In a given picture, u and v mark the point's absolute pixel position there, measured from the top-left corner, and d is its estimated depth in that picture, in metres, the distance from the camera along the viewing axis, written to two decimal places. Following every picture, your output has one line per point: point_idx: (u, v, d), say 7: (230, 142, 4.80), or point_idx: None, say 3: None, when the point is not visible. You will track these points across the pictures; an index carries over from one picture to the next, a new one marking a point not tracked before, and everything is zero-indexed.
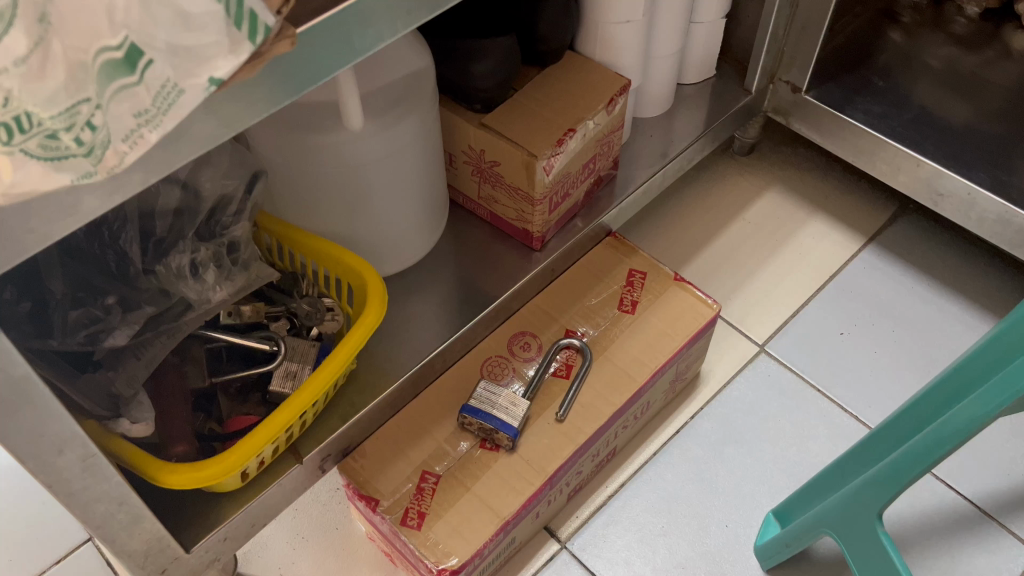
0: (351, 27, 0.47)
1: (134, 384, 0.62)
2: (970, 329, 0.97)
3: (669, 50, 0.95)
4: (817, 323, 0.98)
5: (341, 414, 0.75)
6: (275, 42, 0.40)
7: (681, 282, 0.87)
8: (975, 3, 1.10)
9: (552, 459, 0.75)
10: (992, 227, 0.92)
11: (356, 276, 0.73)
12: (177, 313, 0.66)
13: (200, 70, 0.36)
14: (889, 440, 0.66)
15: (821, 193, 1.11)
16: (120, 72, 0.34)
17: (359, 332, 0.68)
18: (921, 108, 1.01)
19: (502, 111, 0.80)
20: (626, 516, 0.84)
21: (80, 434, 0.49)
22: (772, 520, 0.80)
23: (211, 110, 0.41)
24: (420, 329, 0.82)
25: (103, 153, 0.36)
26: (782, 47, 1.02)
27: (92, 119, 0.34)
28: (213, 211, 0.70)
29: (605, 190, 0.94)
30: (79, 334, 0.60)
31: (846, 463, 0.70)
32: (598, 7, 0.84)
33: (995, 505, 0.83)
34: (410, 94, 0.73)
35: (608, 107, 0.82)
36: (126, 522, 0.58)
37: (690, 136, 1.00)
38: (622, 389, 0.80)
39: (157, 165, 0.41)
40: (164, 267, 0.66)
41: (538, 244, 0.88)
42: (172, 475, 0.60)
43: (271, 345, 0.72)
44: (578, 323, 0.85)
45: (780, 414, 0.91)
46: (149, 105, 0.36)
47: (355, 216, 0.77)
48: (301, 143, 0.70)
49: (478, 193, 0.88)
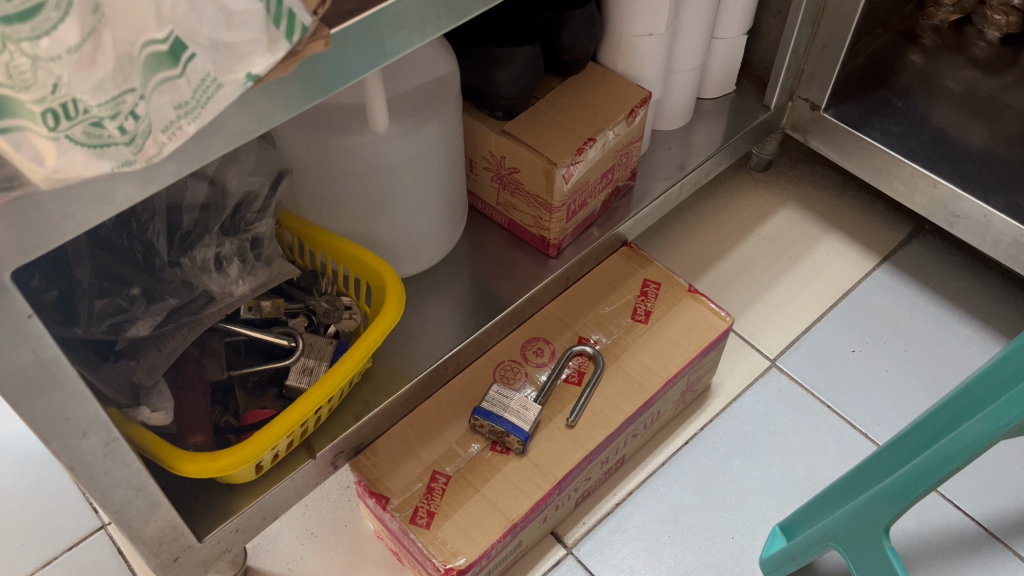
0: (384, 29, 0.48)
1: (154, 374, 0.63)
2: (982, 351, 0.98)
3: (690, 64, 0.96)
4: (828, 340, 0.99)
5: (355, 411, 0.76)
6: (309, 42, 0.42)
7: (694, 293, 0.87)
8: (996, 28, 1.12)
9: (562, 463, 0.76)
10: (1006, 250, 0.93)
11: (375, 276, 0.74)
12: (199, 305, 0.67)
13: (238, 66, 0.38)
14: (896, 457, 0.67)
15: (836, 211, 1.11)
16: (163, 65, 0.36)
17: (376, 330, 0.69)
18: (939, 130, 1.01)
19: (524, 120, 0.81)
20: (632, 524, 0.84)
21: (103, 419, 0.50)
22: (778, 533, 0.80)
23: (245, 107, 0.42)
24: (435, 331, 0.83)
25: (144, 142, 0.37)
26: (802, 65, 1.03)
27: (135, 108, 0.35)
28: (237, 207, 0.71)
29: (622, 200, 0.95)
30: (103, 323, 0.62)
31: (853, 479, 0.70)
32: (622, 19, 0.85)
33: (1001, 526, 0.83)
34: (434, 99, 0.74)
35: (628, 118, 0.83)
36: (143, 509, 0.59)
37: (707, 150, 1.01)
38: (633, 397, 0.80)
39: (191, 158, 0.42)
40: (189, 260, 0.67)
41: (554, 251, 0.89)
42: (190, 464, 0.61)
43: (290, 340, 0.73)
44: (591, 330, 0.85)
45: (788, 428, 0.91)
46: (188, 98, 0.37)
47: (375, 217, 0.78)
48: (327, 143, 0.71)
49: (497, 200, 0.89)
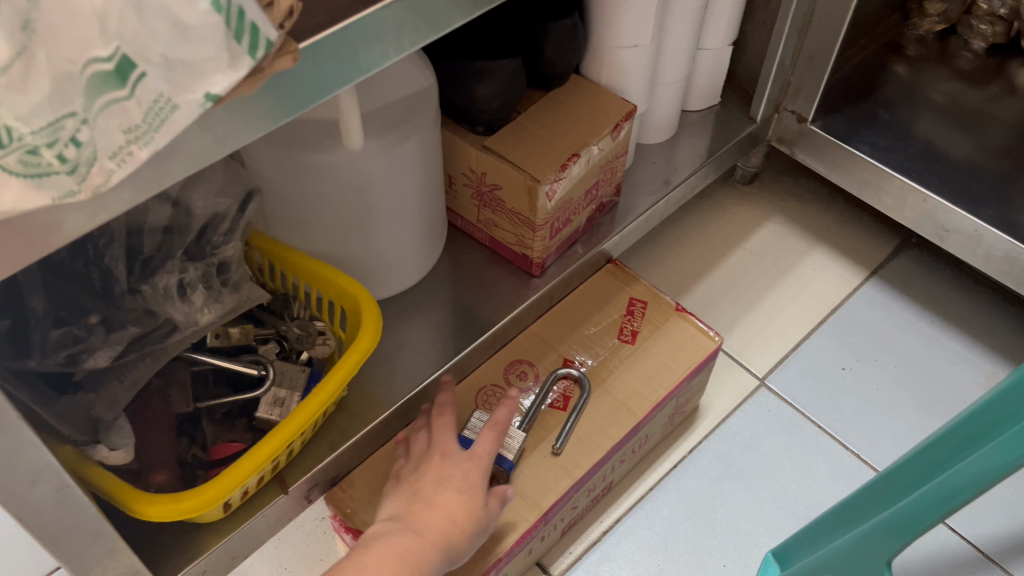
0: (357, 43, 0.45)
1: (114, 408, 0.59)
2: (973, 367, 0.96)
3: (675, 76, 0.93)
4: (818, 357, 0.97)
5: (330, 442, 0.72)
6: (275, 58, 0.38)
7: (682, 312, 0.84)
8: (981, 38, 1.10)
9: (548, 493, 0.73)
10: (998, 265, 0.91)
11: (349, 300, 0.70)
12: (162, 334, 0.63)
13: (196, 85, 0.34)
14: (890, 487, 0.64)
15: (822, 224, 1.09)
16: (109, 85, 0.32)
17: (351, 358, 0.65)
18: (926, 142, 1.00)
19: (505, 135, 0.78)
20: (620, 552, 0.81)
21: (54, 464, 0.46)
22: (772, 560, 0.77)
23: (205, 127, 0.39)
24: (414, 356, 0.80)
25: (88, 171, 0.33)
26: (788, 77, 1.00)
27: (77, 134, 0.32)
28: (203, 229, 0.67)
29: (607, 216, 0.92)
30: (59, 354, 0.57)
31: (849, 507, 0.67)
32: (605, 31, 0.83)
33: (999, 549, 0.81)
34: (412, 114, 0.70)
35: (613, 132, 0.80)
36: (101, 556, 0.55)
37: (693, 164, 0.98)
38: (621, 423, 0.77)
39: (147, 183, 0.38)
40: (150, 287, 0.63)
41: (537, 270, 0.86)
42: (151, 507, 0.57)
43: (259, 369, 0.69)
44: (576, 352, 0.82)
45: (778, 450, 0.89)
46: (139, 121, 0.33)
47: (351, 238, 0.75)
48: (299, 162, 0.67)
49: (478, 217, 0.86)
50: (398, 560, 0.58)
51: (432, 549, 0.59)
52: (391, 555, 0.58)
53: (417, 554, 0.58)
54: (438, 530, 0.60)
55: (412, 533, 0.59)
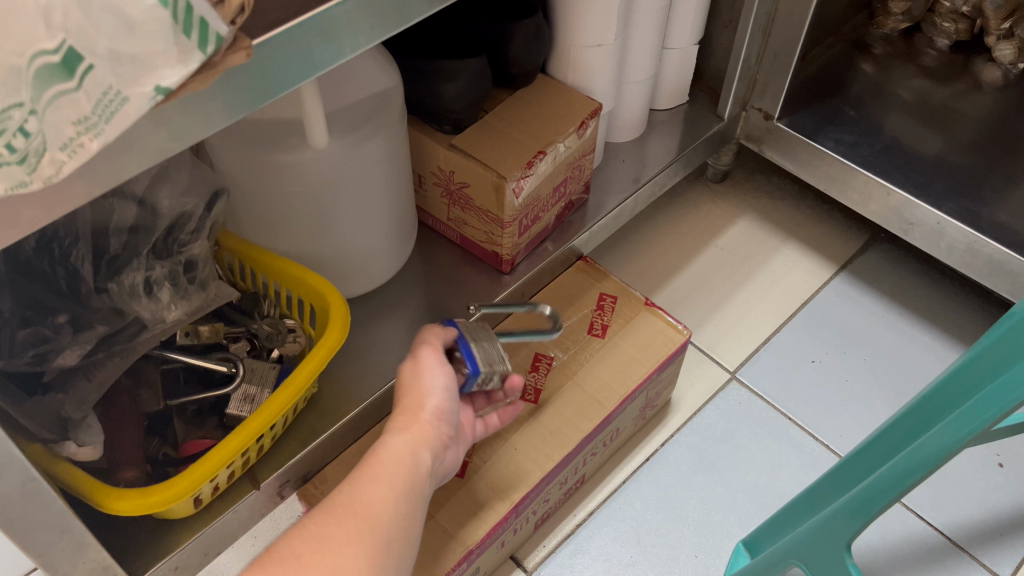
0: (312, 40, 0.46)
1: (83, 407, 0.60)
2: (941, 359, 0.97)
3: (642, 75, 0.95)
4: (788, 350, 0.98)
5: (301, 438, 0.73)
6: (228, 54, 0.39)
7: (651, 307, 0.86)
8: (945, 36, 1.12)
9: (518, 486, 0.73)
10: (961, 257, 0.93)
11: (318, 297, 0.71)
12: (132, 332, 0.64)
13: (145, 79, 0.35)
14: (883, 451, 0.63)
15: (793, 221, 1.11)
16: (56, 78, 0.33)
17: (319, 353, 0.66)
18: (891, 138, 1.01)
19: (472, 134, 0.79)
20: (594, 545, 0.82)
21: (19, 457, 0.46)
22: (742, 550, 0.78)
23: (160, 121, 0.40)
24: (386, 354, 0.81)
25: (39, 161, 0.35)
26: (754, 75, 1.02)
27: (24, 124, 0.34)
28: (171, 228, 0.68)
29: (577, 214, 0.93)
30: (28, 352, 0.58)
31: (829, 482, 0.67)
32: (570, 31, 0.84)
33: (967, 537, 0.82)
34: (377, 113, 0.71)
35: (579, 130, 0.82)
36: (70, 551, 0.56)
37: (662, 162, 1.00)
38: (591, 415, 0.78)
39: (102, 177, 0.39)
40: (117, 285, 0.64)
41: (507, 267, 0.87)
42: (120, 501, 0.57)
43: (230, 366, 0.70)
44: (548, 347, 0.83)
45: (748, 442, 0.90)
46: (88, 113, 0.34)
47: (320, 237, 0.76)
48: (265, 161, 0.68)
49: (448, 215, 0.87)
50: (399, 470, 0.55)
51: (420, 451, 0.57)
52: (392, 458, 0.56)
53: (409, 469, 0.56)
54: (419, 437, 0.58)
55: (400, 432, 0.58)
